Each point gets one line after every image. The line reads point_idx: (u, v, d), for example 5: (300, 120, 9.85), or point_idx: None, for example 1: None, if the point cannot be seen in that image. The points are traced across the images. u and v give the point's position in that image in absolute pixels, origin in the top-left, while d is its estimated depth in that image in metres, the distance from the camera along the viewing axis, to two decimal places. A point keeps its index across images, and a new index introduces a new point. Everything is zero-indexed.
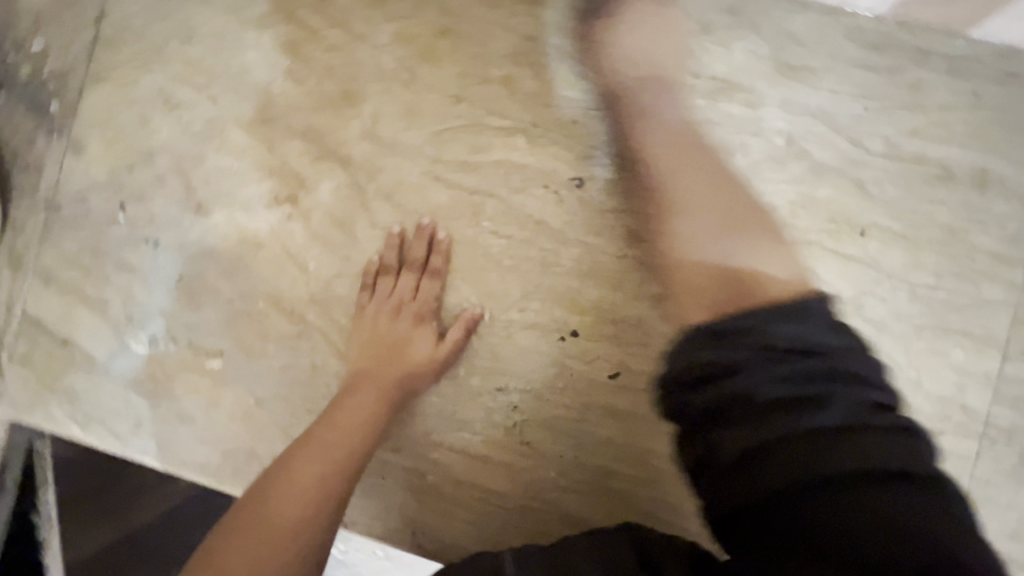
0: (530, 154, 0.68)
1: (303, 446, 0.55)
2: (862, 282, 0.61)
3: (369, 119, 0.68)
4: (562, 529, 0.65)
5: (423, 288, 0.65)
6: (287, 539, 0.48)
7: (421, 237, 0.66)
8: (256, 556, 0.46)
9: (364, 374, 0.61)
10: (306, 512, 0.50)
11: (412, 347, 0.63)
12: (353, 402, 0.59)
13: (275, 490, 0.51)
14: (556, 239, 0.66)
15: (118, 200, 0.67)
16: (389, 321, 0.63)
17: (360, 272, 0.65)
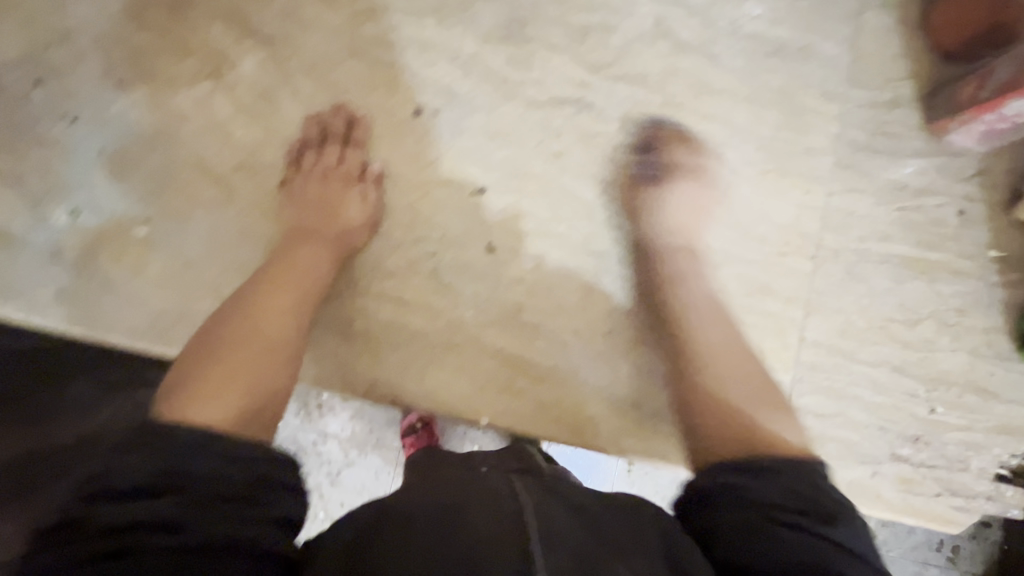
0: (439, 32, 0.74)
1: (276, 286, 0.63)
2: (720, 135, 0.75)
3: (288, 2, 0.74)
4: (485, 362, 0.72)
5: (348, 158, 0.72)
6: (275, 341, 0.59)
7: (340, 115, 0.73)
8: (252, 353, 0.57)
9: (308, 232, 0.69)
10: (286, 339, 0.60)
11: (345, 207, 0.70)
12: (306, 255, 0.67)
13: (260, 317, 0.60)
14: (466, 106, 0.74)
15: (34, 77, 0.72)
16: (321, 187, 0.71)
17: (286, 147, 0.73)
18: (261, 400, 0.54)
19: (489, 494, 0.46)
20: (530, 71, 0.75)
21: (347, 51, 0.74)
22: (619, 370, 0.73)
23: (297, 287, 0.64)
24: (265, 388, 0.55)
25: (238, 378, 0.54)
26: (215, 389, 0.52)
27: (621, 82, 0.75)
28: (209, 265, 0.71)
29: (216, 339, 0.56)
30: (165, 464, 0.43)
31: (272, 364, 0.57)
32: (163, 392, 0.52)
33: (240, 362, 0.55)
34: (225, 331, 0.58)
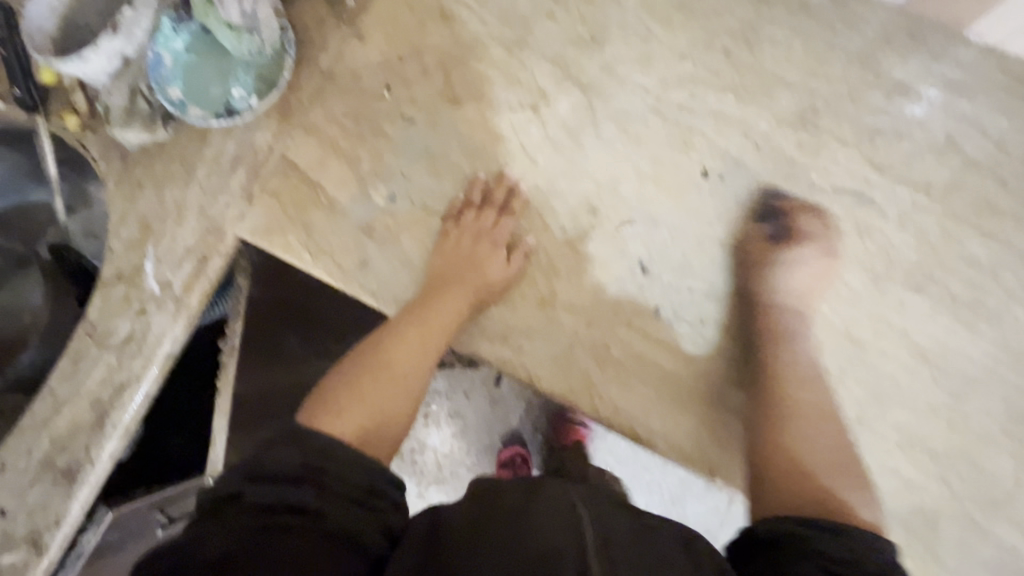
0: (737, 108, 0.81)
1: (410, 324, 0.77)
2: (999, 255, 0.76)
3: (609, 58, 0.83)
4: (723, 416, 0.75)
5: (501, 223, 0.80)
6: (402, 376, 0.75)
7: (501, 183, 0.81)
8: (381, 385, 0.74)
9: (446, 277, 0.79)
10: (408, 378, 0.76)
11: (488, 265, 0.79)
12: (443, 301, 0.77)
13: (393, 354, 0.76)
14: (751, 177, 0.79)
15: (385, 81, 0.85)
16: (470, 242, 0.80)
17: (447, 206, 0.82)
18: (379, 424, 0.72)
19: (554, 508, 0.54)
20: (817, 158, 0.79)
21: (651, 108, 0.82)
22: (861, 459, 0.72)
23: (423, 329, 0.76)
24: (383, 414, 0.72)
25: (364, 402, 0.72)
26: (349, 411, 0.71)
27: (905, 185, 0.78)
28: (492, 266, 0.79)
29: (363, 367, 0.75)
30: (311, 461, 0.60)
31: (394, 395, 0.74)
32: (322, 397, 0.73)
33: (364, 386, 0.73)
34: (376, 359, 0.76)
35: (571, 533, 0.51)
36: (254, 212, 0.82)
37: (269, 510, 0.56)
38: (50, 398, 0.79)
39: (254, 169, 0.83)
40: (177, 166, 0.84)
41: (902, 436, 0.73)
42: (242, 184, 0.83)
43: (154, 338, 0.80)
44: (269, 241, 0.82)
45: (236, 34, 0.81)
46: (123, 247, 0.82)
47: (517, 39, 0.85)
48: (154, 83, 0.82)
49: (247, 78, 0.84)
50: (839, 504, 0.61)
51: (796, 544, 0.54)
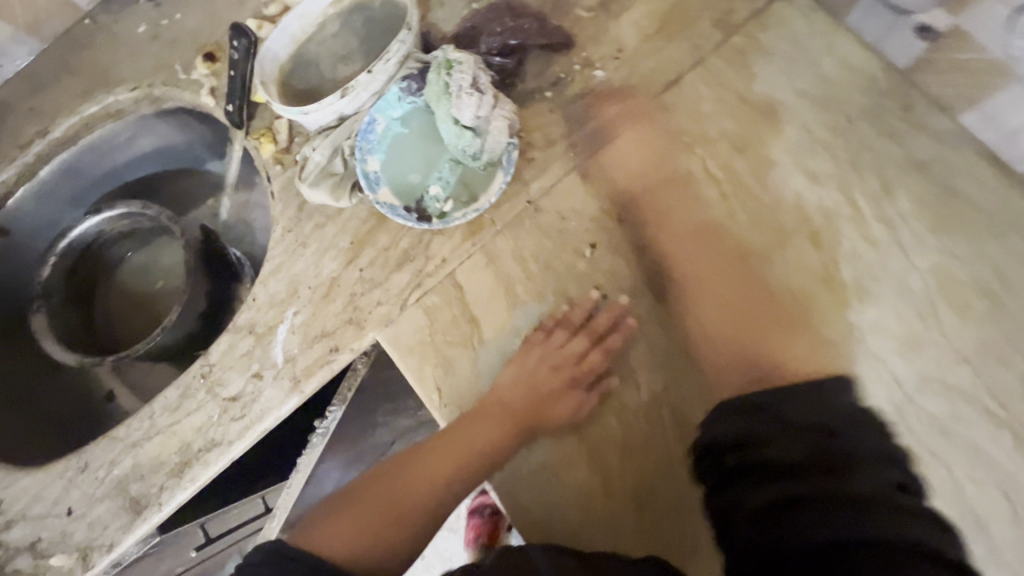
0: (1008, 457, 0.62)
1: (436, 448, 0.71)
2: None
3: (865, 322, 0.67)
4: None
5: (590, 357, 0.70)
6: (420, 508, 0.69)
7: (610, 313, 0.71)
8: (389, 514, 0.68)
9: (500, 402, 0.71)
10: (419, 505, 0.69)
11: (559, 403, 0.70)
12: (482, 425, 0.69)
13: (410, 484, 0.70)
14: (991, 556, 0.61)
15: (592, 236, 0.74)
16: (547, 371, 0.72)
17: (546, 314, 0.73)
18: (380, 549, 0.66)
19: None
20: None
21: (893, 406, 0.65)
22: None
23: (447, 456, 0.70)
24: (385, 539, 0.66)
25: (369, 526, 0.67)
26: (347, 534, 0.66)
27: None
28: (626, 509, 0.67)
29: (376, 494, 0.70)
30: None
31: (401, 526, 0.67)
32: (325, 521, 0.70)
33: (373, 516, 0.68)
34: (388, 486, 0.71)
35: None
36: (402, 323, 0.75)
37: None
38: (147, 422, 0.77)
39: (419, 277, 0.75)
40: (347, 240, 0.78)
41: None
42: (401, 287, 0.75)
43: (258, 410, 0.75)
44: (403, 359, 0.74)
45: (458, 130, 0.73)
46: (265, 300, 0.78)
47: (760, 251, 0.70)
48: (359, 150, 0.76)
49: (450, 176, 0.76)
50: (762, 332, 0.67)
51: (758, 453, 0.54)
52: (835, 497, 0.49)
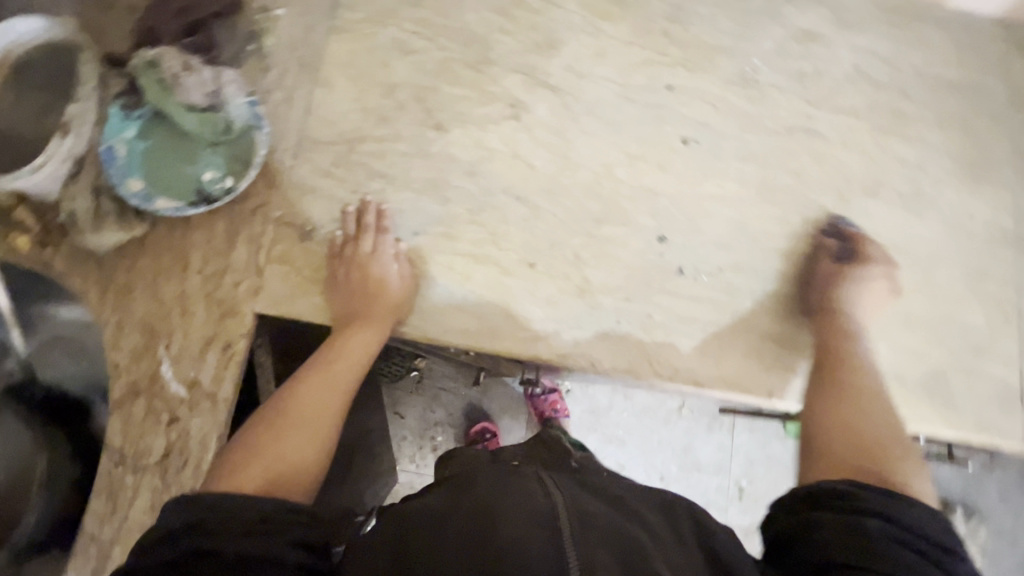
0: (689, 79, 0.91)
1: (310, 373, 0.71)
2: (923, 153, 0.92)
3: (568, 58, 0.90)
4: (765, 344, 0.83)
5: (380, 244, 0.80)
6: (314, 420, 0.67)
7: (368, 210, 0.82)
8: (288, 434, 0.64)
9: (350, 316, 0.78)
10: (321, 418, 0.67)
11: (386, 285, 0.78)
12: (347, 337, 0.76)
13: (293, 406, 0.67)
14: (719, 135, 0.89)
15: (365, 122, 0.85)
16: (361, 273, 0.78)
17: (323, 238, 0.81)
18: (290, 472, 0.61)
19: (521, 507, 0.55)
20: (765, 106, 0.91)
21: (619, 95, 0.90)
22: (898, 359, 0.84)
23: (329, 375, 0.71)
24: (294, 460, 0.62)
25: (268, 449, 0.61)
26: (248, 465, 0.59)
27: (838, 114, 0.92)
28: (525, 272, 0.82)
29: (262, 425, 0.65)
30: (198, 516, 0.51)
31: (306, 442, 0.64)
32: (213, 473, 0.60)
33: (268, 443, 0.62)
34: (272, 411, 0.67)
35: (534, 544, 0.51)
36: (268, 283, 0.79)
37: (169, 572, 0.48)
38: (94, 545, 0.71)
39: (254, 241, 0.79)
40: (167, 258, 0.78)
41: (902, 318, 0.85)
42: (246, 258, 0.79)
43: (197, 445, 0.73)
44: (294, 307, 0.79)
45: (201, 116, 0.79)
46: (130, 360, 0.75)
47: (479, 58, 0.89)
48: (113, 177, 0.76)
49: (216, 158, 0.79)
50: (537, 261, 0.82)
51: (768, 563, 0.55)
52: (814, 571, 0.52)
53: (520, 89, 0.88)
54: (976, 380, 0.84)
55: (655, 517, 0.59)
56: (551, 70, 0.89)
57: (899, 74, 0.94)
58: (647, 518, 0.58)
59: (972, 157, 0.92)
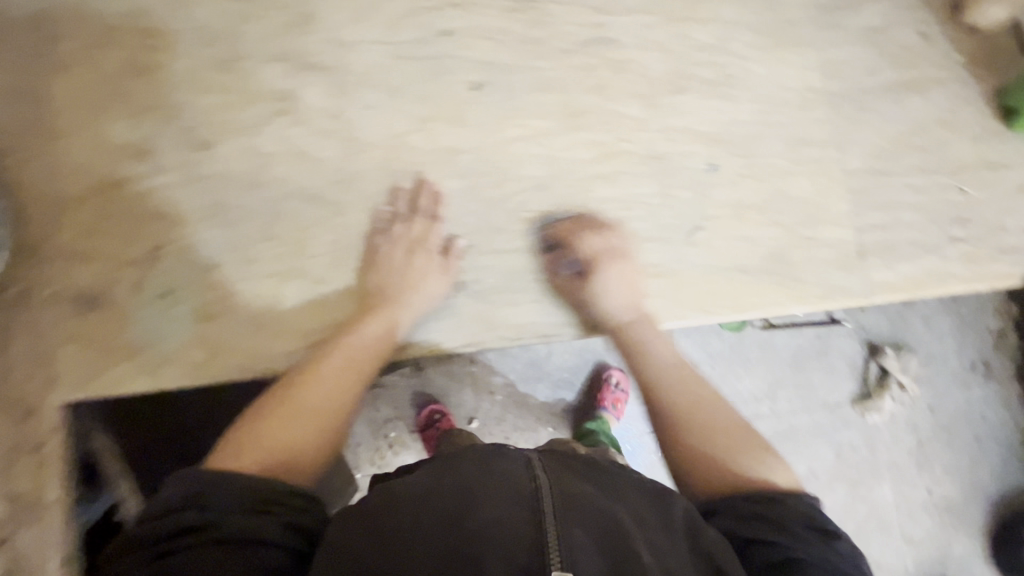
0: (463, 18, 0.84)
1: (319, 358, 0.72)
2: (721, 33, 0.88)
3: (327, 29, 0.81)
4: (608, 275, 0.80)
5: (418, 223, 0.78)
6: (330, 405, 0.70)
7: (420, 182, 0.80)
8: (293, 419, 0.68)
9: (369, 306, 0.76)
10: (334, 406, 0.71)
11: (422, 274, 0.76)
12: (359, 331, 0.74)
13: (306, 387, 0.70)
14: (509, 70, 0.83)
15: (118, 163, 0.76)
16: (401, 253, 0.77)
17: (107, 301, 0.73)
18: (295, 454, 0.67)
19: (511, 487, 0.56)
20: (550, 26, 0.85)
21: (392, 57, 0.82)
22: (737, 252, 0.83)
23: (342, 360, 0.72)
24: (296, 444, 0.67)
25: (271, 436, 0.66)
26: (251, 450, 0.65)
27: (627, 13, 0.86)
28: (340, 274, 0.77)
29: (276, 408, 0.69)
30: (191, 517, 0.56)
31: (312, 424, 0.69)
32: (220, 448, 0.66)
33: (274, 427, 0.67)
34: (296, 390, 0.70)
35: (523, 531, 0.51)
36: (62, 368, 0.72)
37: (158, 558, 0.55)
38: None
39: (33, 329, 0.72)
40: None
41: (732, 208, 0.84)
42: (29, 350, 0.72)
43: (33, 559, 0.69)
44: (96, 386, 0.72)
45: None
46: None
47: (228, 56, 0.79)
48: None
49: None
50: (408, 279, 0.76)
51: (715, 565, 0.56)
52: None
53: (283, 78, 0.80)
54: (813, 248, 0.84)
55: (631, 502, 0.59)
56: (312, 47, 0.81)
57: None
58: (630, 502, 0.58)
59: (770, 24, 0.90)
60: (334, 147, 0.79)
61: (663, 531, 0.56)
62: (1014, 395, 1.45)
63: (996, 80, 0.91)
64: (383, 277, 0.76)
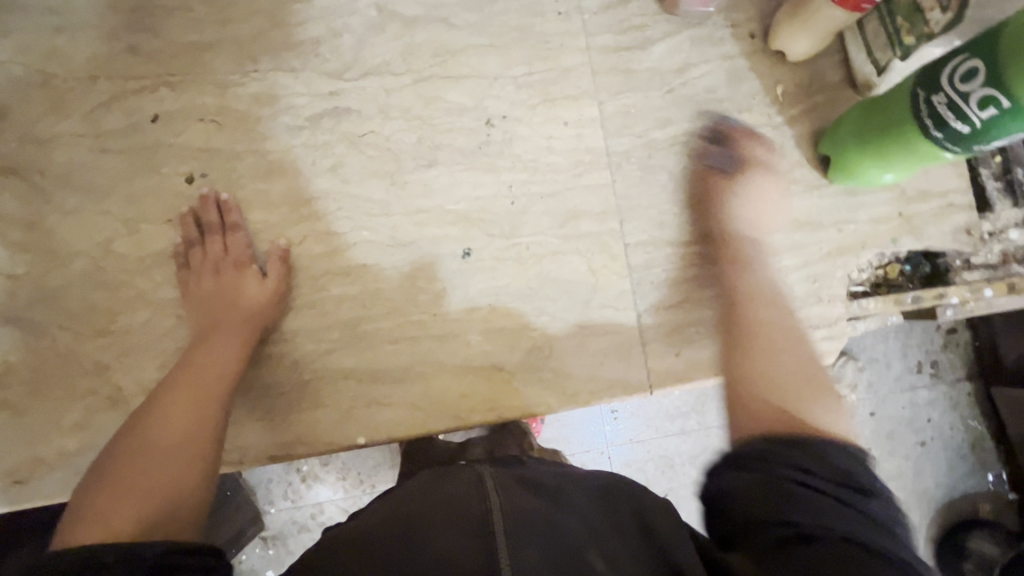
0: (176, 98, 0.74)
1: (180, 384, 0.65)
2: (480, 90, 0.77)
3: (21, 125, 0.73)
4: (344, 383, 0.72)
5: (231, 244, 0.72)
6: (181, 440, 0.60)
7: (207, 205, 0.72)
8: (148, 462, 0.57)
9: (213, 323, 0.70)
10: (193, 435, 0.61)
11: (245, 289, 0.71)
12: (215, 343, 0.68)
13: (152, 429, 0.60)
14: (230, 155, 0.74)
15: None
16: (213, 278, 0.71)
17: None
18: (169, 497, 0.55)
19: (459, 497, 0.51)
20: (278, 101, 0.75)
21: (96, 150, 0.73)
22: (497, 349, 0.74)
23: (198, 385, 0.65)
24: (167, 482, 0.56)
25: (133, 482, 0.55)
26: (115, 502, 0.53)
27: (368, 78, 0.76)
28: (42, 403, 0.70)
29: (126, 454, 0.58)
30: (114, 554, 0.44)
31: (175, 463, 0.58)
32: (70, 514, 0.53)
33: (137, 470, 0.56)
34: (132, 437, 0.60)
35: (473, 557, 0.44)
36: None
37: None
38: None
39: None
40: None
41: (490, 298, 0.75)
42: None
43: None
44: None
45: None
46: None
47: None
48: None
49: None
50: (215, 318, 0.70)
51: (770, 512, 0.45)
52: (785, 527, 0.44)
53: None
54: (585, 337, 0.75)
55: (573, 507, 0.51)
56: (4, 146, 0.73)
57: (433, 3, 0.77)
58: (584, 509, 0.51)
59: (542, 72, 0.78)
60: (33, 260, 0.72)
61: (600, 508, 0.51)
62: (971, 391, 1.08)
63: (810, 121, 0.79)
64: (195, 301, 0.71)
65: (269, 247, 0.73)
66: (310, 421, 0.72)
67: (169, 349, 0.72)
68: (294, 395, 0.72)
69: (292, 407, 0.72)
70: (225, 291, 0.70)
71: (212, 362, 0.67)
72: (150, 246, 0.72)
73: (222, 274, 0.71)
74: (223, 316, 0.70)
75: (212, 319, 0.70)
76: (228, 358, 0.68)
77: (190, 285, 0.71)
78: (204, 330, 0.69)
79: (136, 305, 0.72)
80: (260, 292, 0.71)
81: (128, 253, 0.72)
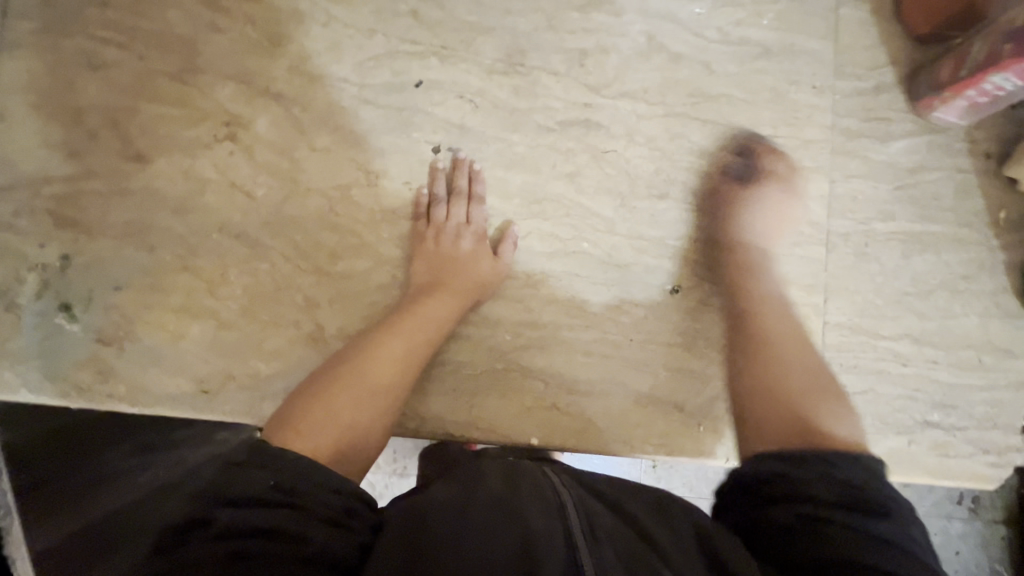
0: (442, 71, 0.77)
1: (389, 331, 0.68)
2: (723, 139, 0.79)
3: (296, 57, 0.76)
4: (531, 382, 0.74)
5: (473, 215, 0.75)
6: (375, 387, 0.64)
7: (460, 169, 0.75)
8: (347, 397, 0.62)
9: (433, 283, 0.71)
10: (386, 385, 0.65)
11: (473, 261, 0.73)
12: (431, 302, 0.70)
13: (359, 364, 0.65)
14: (479, 138, 0.76)
15: (47, 159, 0.72)
16: (450, 241, 0.73)
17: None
18: (351, 438, 0.61)
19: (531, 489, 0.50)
20: (535, 98, 0.77)
21: (356, 99, 0.76)
22: (679, 388, 0.75)
23: (402, 339, 0.67)
24: (355, 425, 0.61)
25: (332, 413, 0.61)
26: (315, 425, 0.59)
27: (623, 99, 0.78)
28: (249, 322, 0.72)
29: (331, 379, 0.64)
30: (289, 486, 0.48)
31: (366, 407, 0.63)
32: (283, 415, 0.61)
33: (338, 402, 0.62)
34: (341, 364, 0.65)
35: (557, 534, 0.45)
36: None
37: (238, 540, 0.44)
38: None
39: None
40: None
41: (685, 337, 0.76)
42: None
43: None
44: None
45: None
46: None
47: (186, 66, 0.74)
48: None
49: None
50: (436, 279, 0.72)
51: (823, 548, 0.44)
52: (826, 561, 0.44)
53: (238, 99, 0.75)
54: None
55: (642, 507, 0.51)
56: (275, 71, 0.75)
57: (701, 46, 0.80)
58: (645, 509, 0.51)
59: (785, 138, 0.80)
60: (273, 184, 0.74)
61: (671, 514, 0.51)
62: None
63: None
64: (424, 256, 0.73)
65: (497, 232, 0.75)
66: (490, 412, 0.73)
67: (385, 300, 0.74)
68: (486, 381, 0.73)
69: (477, 394, 0.73)
70: (457, 257, 0.72)
71: (424, 319, 0.69)
72: (386, 203, 0.75)
73: (454, 247, 0.73)
74: (442, 279, 0.71)
75: (431, 279, 0.72)
76: (435, 320, 0.69)
77: (420, 241, 0.74)
78: (423, 286, 0.71)
79: (357, 251, 0.74)
80: (488, 268, 0.73)
81: (363, 204, 0.74)
